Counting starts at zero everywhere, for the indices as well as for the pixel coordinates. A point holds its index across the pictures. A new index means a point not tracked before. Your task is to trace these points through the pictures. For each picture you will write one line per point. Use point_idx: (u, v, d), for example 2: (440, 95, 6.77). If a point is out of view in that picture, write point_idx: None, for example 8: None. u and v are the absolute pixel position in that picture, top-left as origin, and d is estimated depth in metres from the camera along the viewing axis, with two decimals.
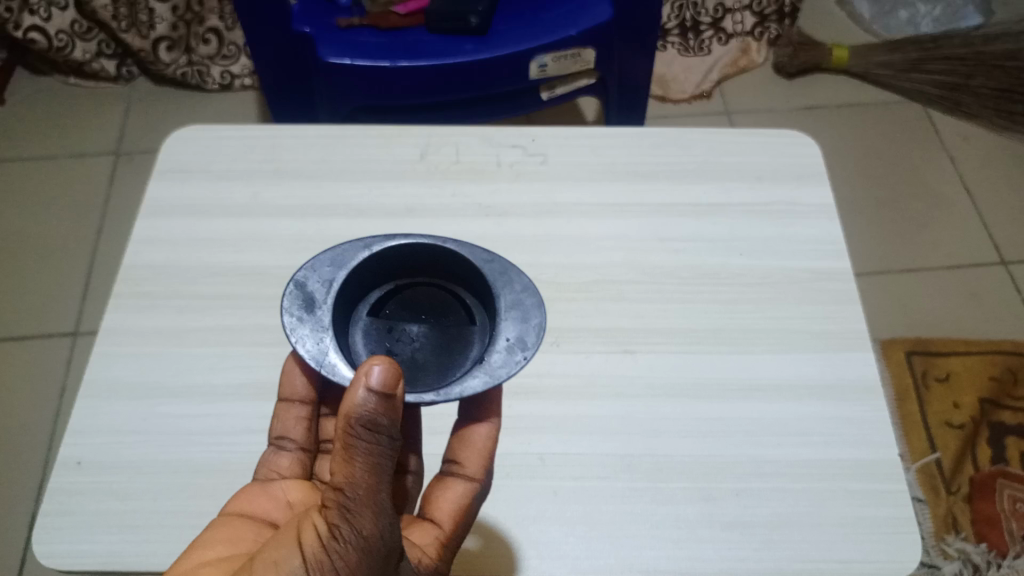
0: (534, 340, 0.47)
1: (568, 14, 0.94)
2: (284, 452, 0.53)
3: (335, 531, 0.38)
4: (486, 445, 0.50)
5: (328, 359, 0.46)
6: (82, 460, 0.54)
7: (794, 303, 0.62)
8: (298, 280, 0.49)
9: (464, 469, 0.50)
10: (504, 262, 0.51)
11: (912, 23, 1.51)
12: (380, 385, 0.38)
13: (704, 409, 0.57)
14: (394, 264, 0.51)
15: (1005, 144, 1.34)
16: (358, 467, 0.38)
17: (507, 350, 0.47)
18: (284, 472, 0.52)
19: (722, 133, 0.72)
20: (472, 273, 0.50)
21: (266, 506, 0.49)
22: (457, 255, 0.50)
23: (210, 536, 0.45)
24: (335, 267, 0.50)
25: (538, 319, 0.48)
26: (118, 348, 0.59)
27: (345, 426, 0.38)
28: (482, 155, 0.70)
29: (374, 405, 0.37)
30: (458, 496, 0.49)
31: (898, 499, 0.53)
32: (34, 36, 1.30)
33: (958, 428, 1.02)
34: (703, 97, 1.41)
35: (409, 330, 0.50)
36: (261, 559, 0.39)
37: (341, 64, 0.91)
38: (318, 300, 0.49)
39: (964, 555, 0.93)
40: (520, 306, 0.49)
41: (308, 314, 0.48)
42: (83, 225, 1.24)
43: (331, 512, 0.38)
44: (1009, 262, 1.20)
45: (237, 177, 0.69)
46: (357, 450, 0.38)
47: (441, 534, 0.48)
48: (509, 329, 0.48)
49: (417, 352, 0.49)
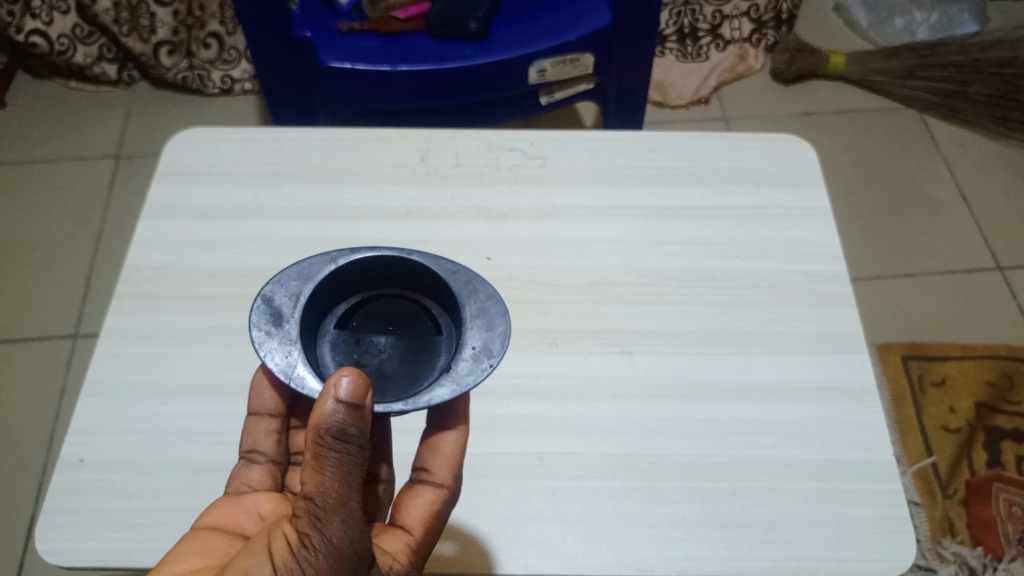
0: (499, 348, 0.48)
1: (567, 20, 0.95)
2: (255, 465, 0.53)
3: (305, 539, 0.39)
4: (454, 451, 0.50)
5: (297, 372, 0.47)
6: (84, 458, 0.55)
7: (790, 306, 0.62)
8: (265, 295, 0.50)
9: (433, 476, 0.50)
10: (469, 273, 0.52)
11: (908, 30, 1.52)
12: (348, 396, 0.39)
13: (701, 410, 0.57)
14: (361, 277, 0.52)
15: (1002, 150, 1.35)
16: (329, 475, 0.39)
17: (473, 358, 0.48)
18: (256, 484, 0.52)
19: (719, 138, 0.73)
20: (437, 284, 0.51)
21: (237, 518, 0.48)
22: (421, 266, 0.50)
23: (181, 549, 0.45)
24: (302, 281, 0.51)
25: (503, 327, 0.49)
26: (119, 348, 0.59)
27: (315, 436, 0.39)
28: (481, 158, 0.71)
29: (343, 415, 0.39)
30: (428, 503, 0.49)
31: (893, 499, 0.54)
32: (35, 40, 1.31)
33: (954, 432, 1.03)
34: (701, 103, 1.42)
35: (377, 341, 0.51)
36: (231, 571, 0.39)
37: (341, 68, 0.92)
38: (286, 314, 0.49)
39: (960, 558, 0.93)
40: (484, 314, 0.50)
41: (276, 327, 0.49)
42: (83, 228, 1.24)
43: (302, 521, 0.39)
44: (1004, 268, 1.21)
45: (239, 180, 0.69)
46: (327, 459, 0.39)
47: (411, 540, 0.48)
48: (474, 337, 0.49)
49: (385, 364, 0.50)
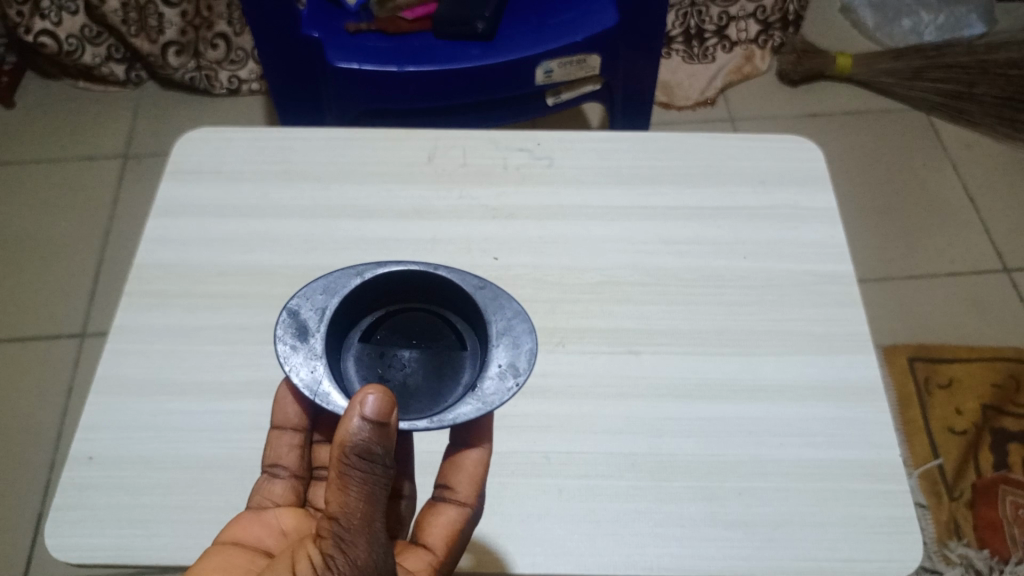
0: (525, 365, 0.48)
1: (574, 20, 0.95)
2: (277, 480, 0.53)
3: (328, 560, 0.39)
4: (477, 469, 0.50)
5: (322, 387, 0.47)
6: (93, 455, 0.55)
7: (796, 305, 0.62)
8: (291, 309, 0.50)
9: (456, 494, 0.50)
10: (494, 287, 0.52)
11: (916, 31, 1.51)
12: (373, 414, 0.39)
13: (708, 410, 0.57)
14: (386, 292, 0.52)
15: (1009, 152, 1.35)
16: (353, 495, 0.39)
17: (499, 376, 0.48)
18: (278, 499, 0.52)
19: (725, 139, 0.73)
20: (463, 300, 0.51)
21: (259, 534, 0.49)
22: (447, 282, 0.51)
23: (204, 565, 0.46)
24: (328, 295, 0.51)
25: (529, 344, 0.49)
26: (129, 344, 0.60)
27: (339, 455, 0.39)
28: (489, 158, 0.71)
29: (368, 433, 0.39)
30: (451, 522, 0.49)
31: (900, 499, 0.54)
32: (44, 40, 1.32)
33: (960, 434, 1.03)
34: (707, 104, 1.42)
35: (401, 355, 0.51)
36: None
37: (349, 68, 0.93)
38: (311, 328, 0.50)
39: (967, 561, 0.93)
40: (511, 332, 0.50)
41: (302, 342, 0.49)
42: (91, 227, 1.25)
43: (326, 542, 0.40)
44: (1011, 269, 1.20)
45: (248, 179, 0.70)
46: (351, 478, 0.39)
47: (434, 559, 0.48)
48: (500, 355, 0.49)
49: (409, 378, 0.50)
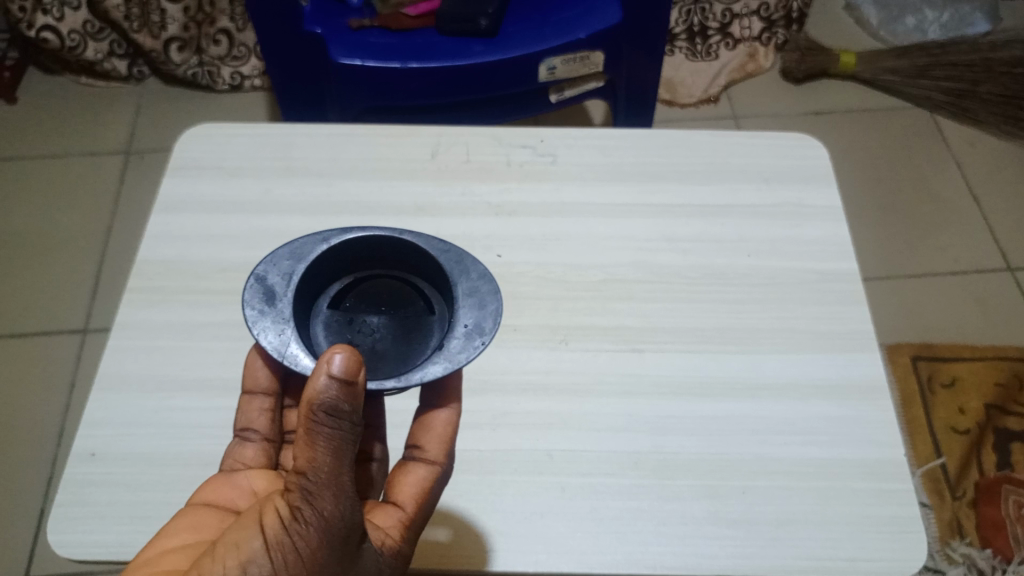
0: (491, 325, 0.48)
1: (576, 17, 0.95)
2: (248, 443, 0.53)
3: (296, 512, 0.39)
4: (446, 429, 0.50)
5: (290, 350, 0.47)
6: (95, 451, 0.55)
7: (800, 303, 0.62)
8: (258, 275, 0.50)
9: (425, 453, 0.50)
10: (460, 252, 0.52)
11: (920, 29, 1.51)
12: (341, 372, 0.39)
13: (712, 408, 0.57)
14: (352, 257, 0.52)
15: (1013, 150, 1.34)
16: (320, 451, 0.39)
17: (465, 336, 0.48)
18: (249, 462, 0.52)
19: (730, 136, 0.73)
20: (429, 264, 0.51)
21: (229, 495, 0.49)
22: (413, 246, 0.51)
23: (175, 525, 0.46)
24: (295, 260, 0.51)
25: (495, 305, 0.49)
26: (130, 341, 0.60)
27: (307, 412, 0.39)
28: (491, 155, 0.71)
29: (336, 391, 0.39)
30: (421, 479, 0.48)
31: (904, 499, 0.54)
32: (46, 35, 1.32)
33: (963, 433, 1.03)
34: (711, 101, 1.42)
35: (369, 321, 0.51)
36: (223, 544, 0.40)
37: (351, 64, 0.92)
38: (278, 293, 0.49)
39: (969, 560, 0.93)
40: (476, 293, 0.50)
41: (269, 306, 0.48)
42: (94, 222, 1.25)
43: (293, 495, 0.39)
44: (1015, 268, 1.20)
45: (249, 175, 0.69)
46: (319, 435, 0.39)
47: (403, 516, 0.47)
48: (466, 315, 0.49)
49: (377, 343, 0.50)
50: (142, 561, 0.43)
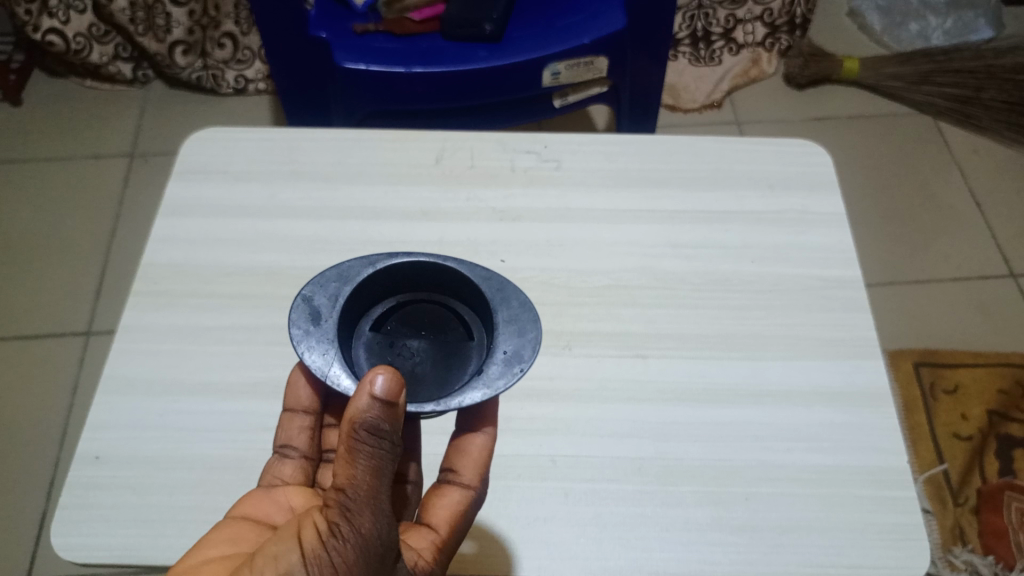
0: (531, 353, 0.48)
1: (580, 23, 0.95)
2: (287, 460, 0.53)
3: (334, 529, 0.39)
4: (482, 454, 0.50)
5: (332, 370, 0.47)
6: (100, 454, 0.55)
7: (804, 310, 0.62)
8: (304, 295, 0.50)
9: (460, 477, 0.50)
10: (501, 280, 0.52)
11: (923, 35, 1.52)
12: (383, 393, 0.39)
13: (716, 414, 0.57)
14: (397, 281, 0.52)
15: (1016, 157, 1.34)
16: (360, 469, 0.39)
17: (504, 362, 0.47)
18: (287, 478, 0.52)
19: (733, 143, 0.73)
20: (470, 289, 0.51)
21: (268, 509, 0.49)
22: (456, 272, 0.51)
23: (213, 536, 0.46)
24: (341, 282, 0.51)
25: (535, 334, 0.49)
26: (135, 344, 0.60)
27: (349, 430, 0.39)
28: (496, 160, 0.71)
29: (377, 411, 0.39)
30: (455, 503, 0.49)
31: (906, 506, 0.54)
32: (52, 39, 1.32)
33: (966, 440, 1.03)
34: (714, 107, 1.42)
35: (410, 345, 0.51)
36: (262, 555, 0.40)
37: (356, 69, 0.93)
38: (324, 313, 0.49)
39: (971, 567, 0.93)
40: (516, 321, 0.50)
41: (315, 326, 0.49)
42: (98, 225, 1.25)
43: (333, 511, 0.39)
44: (1018, 274, 1.20)
45: (256, 179, 0.70)
46: (360, 453, 0.39)
47: (436, 539, 0.48)
48: (506, 342, 0.49)
49: (418, 366, 0.50)
50: (185, 567, 0.43)
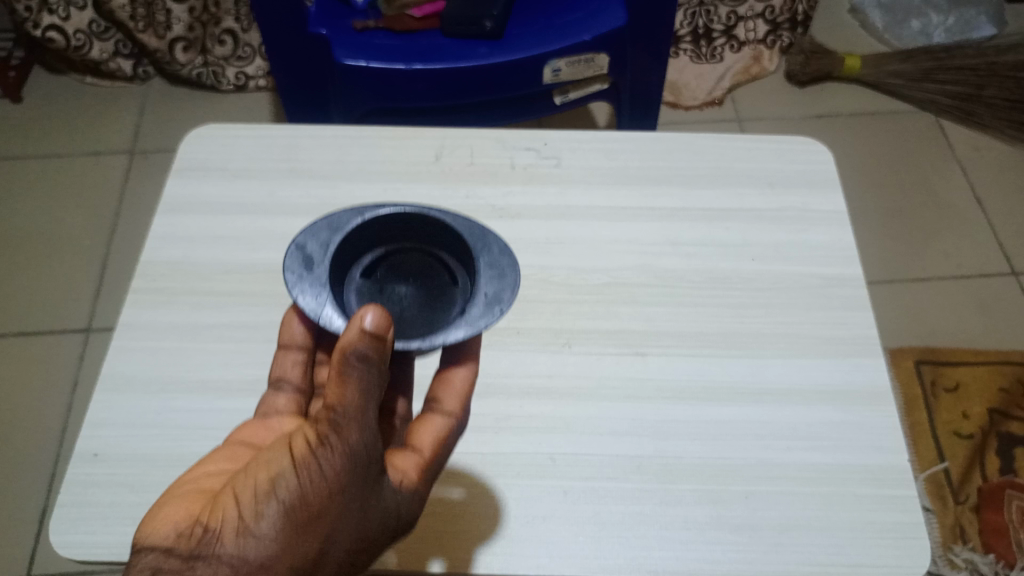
0: (510, 296, 0.49)
1: (581, 20, 0.95)
2: (282, 393, 0.53)
3: (323, 439, 0.39)
4: (464, 387, 0.50)
5: (325, 312, 0.47)
6: (98, 452, 0.55)
7: (804, 309, 0.62)
8: (296, 243, 0.50)
9: (442, 406, 0.49)
10: (482, 227, 0.52)
11: (925, 33, 1.50)
12: (373, 324, 0.40)
13: (715, 412, 0.57)
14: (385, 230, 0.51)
15: (1018, 155, 1.34)
16: (350, 389, 0.40)
17: (486, 304, 0.48)
18: (281, 409, 0.52)
19: (734, 141, 0.73)
20: (454, 235, 0.51)
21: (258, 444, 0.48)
22: (443, 219, 0.50)
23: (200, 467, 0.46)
24: (332, 231, 0.51)
25: (514, 277, 0.50)
26: (134, 342, 0.60)
27: (340, 354, 0.40)
28: (496, 157, 0.71)
29: (367, 340, 0.40)
30: (437, 428, 0.48)
31: (907, 505, 0.53)
32: (52, 35, 1.33)
33: (966, 438, 1.02)
34: (715, 104, 1.42)
35: (397, 290, 0.51)
36: (253, 468, 0.40)
37: (356, 65, 0.92)
38: (316, 259, 0.49)
39: (972, 565, 0.93)
40: (497, 266, 0.50)
41: (307, 272, 0.49)
42: (98, 222, 1.25)
43: (321, 425, 0.39)
44: (1019, 272, 1.20)
45: (254, 176, 0.69)
46: (349, 375, 0.40)
47: (421, 457, 0.47)
48: (486, 285, 0.49)
49: (405, 310, 0.50)
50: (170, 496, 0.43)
